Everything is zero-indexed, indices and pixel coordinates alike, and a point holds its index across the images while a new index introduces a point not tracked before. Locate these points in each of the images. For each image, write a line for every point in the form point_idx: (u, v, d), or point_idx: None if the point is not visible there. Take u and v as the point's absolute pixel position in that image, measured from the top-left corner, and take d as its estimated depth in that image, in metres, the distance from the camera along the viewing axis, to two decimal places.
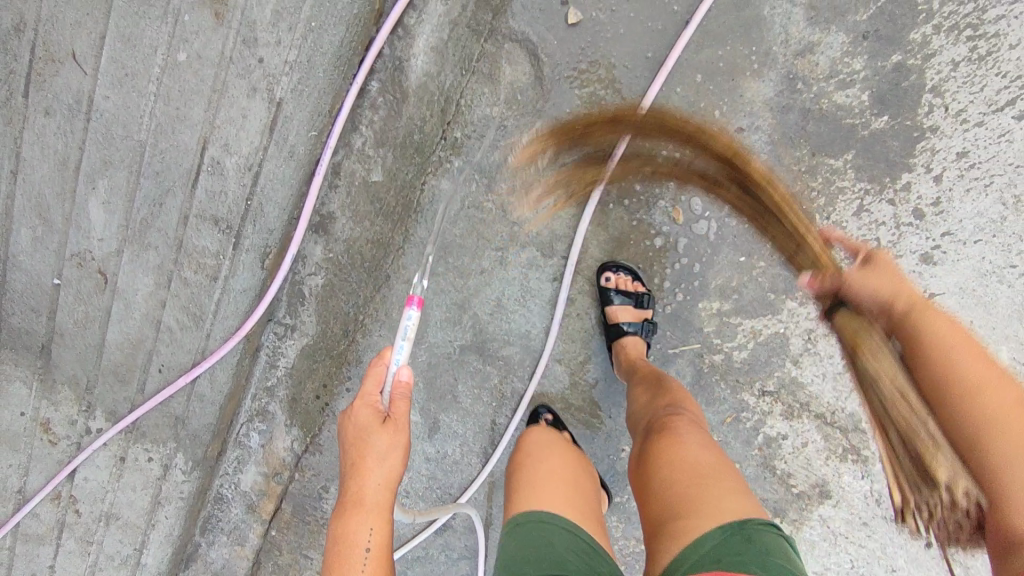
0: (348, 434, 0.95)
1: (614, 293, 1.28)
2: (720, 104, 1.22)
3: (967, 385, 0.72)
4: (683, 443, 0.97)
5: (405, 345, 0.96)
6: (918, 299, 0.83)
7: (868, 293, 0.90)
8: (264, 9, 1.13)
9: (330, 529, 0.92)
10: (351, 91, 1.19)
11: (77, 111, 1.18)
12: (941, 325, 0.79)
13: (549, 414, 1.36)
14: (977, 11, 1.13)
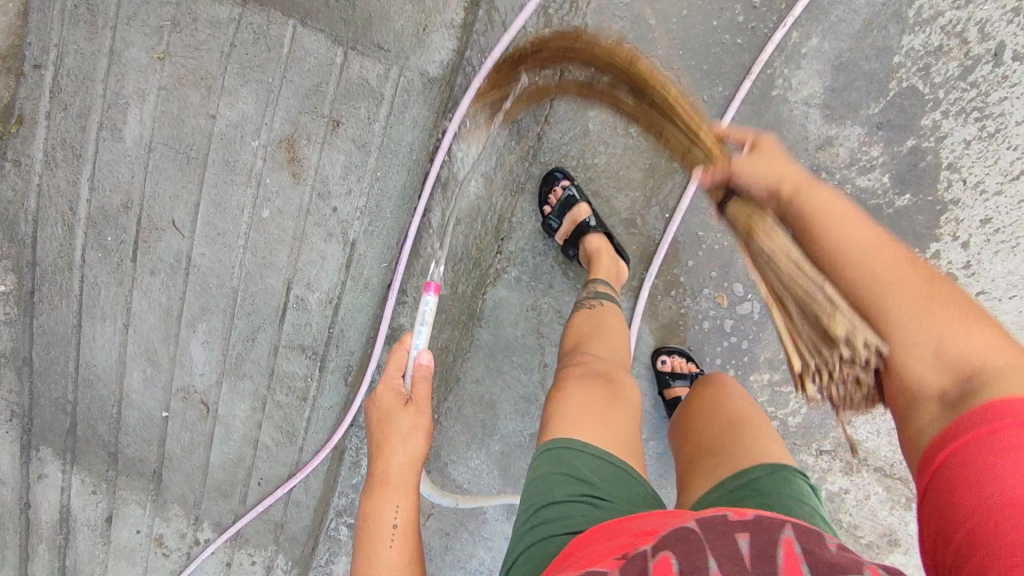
0: (372, 416, 1.04)
1: (671, 377, 1.37)
2: None
3: (860, 254, 0.69)
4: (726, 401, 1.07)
5: (424, 330, 1.05)
6: (800, 179, 0.76)
7: (754, 181, 0.79)
8: (335, 165, 1.24)
9: (358, 509, 0.98)
10: (414, 224, 1.27)
11: (178, 268, 1.33)
12: (823, 205, 0.73)
13: (565, 180, 1.31)
14: (981, 95, 1.21)
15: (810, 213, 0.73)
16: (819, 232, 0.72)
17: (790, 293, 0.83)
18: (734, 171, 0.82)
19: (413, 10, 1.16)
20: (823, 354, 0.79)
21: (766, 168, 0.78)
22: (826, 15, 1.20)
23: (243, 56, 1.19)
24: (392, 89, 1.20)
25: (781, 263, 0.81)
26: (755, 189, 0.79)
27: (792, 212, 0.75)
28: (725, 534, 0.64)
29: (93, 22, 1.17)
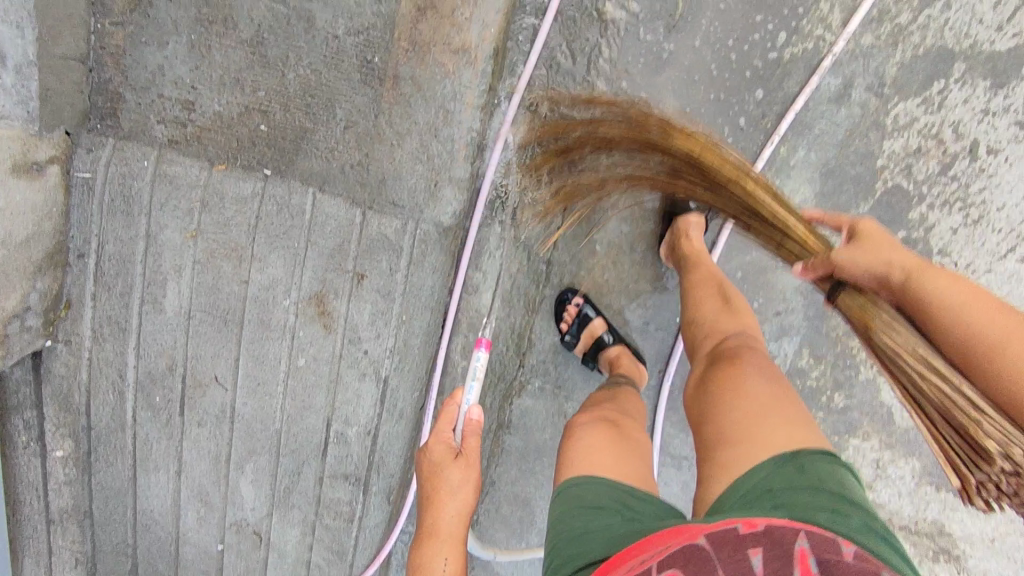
0: (424, 468, 1.11)
1: None
2: (757, 297, 1.37)
3: (988, 347, 0.72)
4: (744, 375, 1.02)
5: (474, 385, 1.13)
6: (909, 261, 0.79)
7: (862, 271, 0.83)
8: (363, 313, 1.32)
9: (411, 559, 1.07)
10: (441, 351, 1.36)
11: (223, 417, 1.41)
12: (947, 287, 0.76)
13: (578, 299, 1.38)
14: (962, 186, 1.26)
15: (937, 301, 0.76)
16: (942, 325, 0.75)
17: (925, 396, 0.81)
18: (838, 265, 0.86)
19: (424, 168, 1.23)
20: (982, 467, 0.75)
21: (873, 265, 0.82)
22: (811, 128, 1.26)
23: (270, 226, 1.27)
24: (410, 241, 1.26)
25: (906, 358, 0.81)
26: (863, 280, 0.84)
27: (913, 301, 0.78)
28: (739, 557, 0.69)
29: (131, 210, 1.27)
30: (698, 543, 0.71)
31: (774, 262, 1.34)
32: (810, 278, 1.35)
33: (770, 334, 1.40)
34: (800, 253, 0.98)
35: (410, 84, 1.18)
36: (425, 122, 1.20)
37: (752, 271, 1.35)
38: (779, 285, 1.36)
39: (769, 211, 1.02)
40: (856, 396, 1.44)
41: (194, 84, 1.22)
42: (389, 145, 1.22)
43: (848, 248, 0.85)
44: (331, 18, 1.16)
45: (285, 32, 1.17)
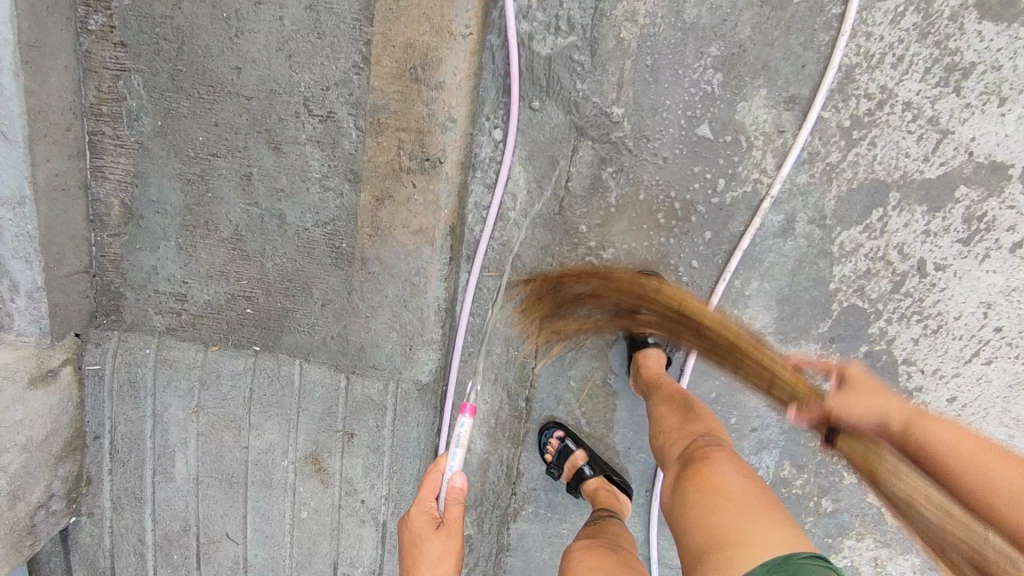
0: (405, 533, 1.09)
1: None
2: (731, 415, 1.37)
3: (964, 458, 0.86)
4: (719, 474, 0.94)
5: (458, 453, 1.06)
6: (910, 412, 0.94)
7: (861, 418, 0.98)
8: (356, 467, 1.39)
9: None
10: None
11: (237, 568, 1.49)
12: (941, 433, 0.91)
13: (559, 432, 1.41)
14: (916, 301, 1.27)
15: (934, 447, 0.90)
16: (926, 442, 0.91)
17: None
18: (834, 412, 1.01)
19: (399, 335, 1.32)
20: None
21: (878, 411, 0.96)
22: (760, 262, 1.29)
23: (262, 397, 1.36)
24: (392, 398, 1.34)
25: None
26: (865, 425, 0.98)
27: (847, 415, 1.00)
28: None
29: (138, 394, 1.38)
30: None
31: (744, 383, 1.35)
32: None
33: (748, 448, 1.39)
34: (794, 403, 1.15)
35: (377, 264, 1.28)
36: (395, 295, 1.29)
37: (724, 392, 1.36)
38: (752, 404, 1.36)
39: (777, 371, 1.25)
40: (843, 500, 1.42)
41: (186, 279, 1.34)
42: (363, 317, 1.31)
43: (843, 398, 1.00)
44: (300, 214, 1.27)
45: (260, 229, 1.29)
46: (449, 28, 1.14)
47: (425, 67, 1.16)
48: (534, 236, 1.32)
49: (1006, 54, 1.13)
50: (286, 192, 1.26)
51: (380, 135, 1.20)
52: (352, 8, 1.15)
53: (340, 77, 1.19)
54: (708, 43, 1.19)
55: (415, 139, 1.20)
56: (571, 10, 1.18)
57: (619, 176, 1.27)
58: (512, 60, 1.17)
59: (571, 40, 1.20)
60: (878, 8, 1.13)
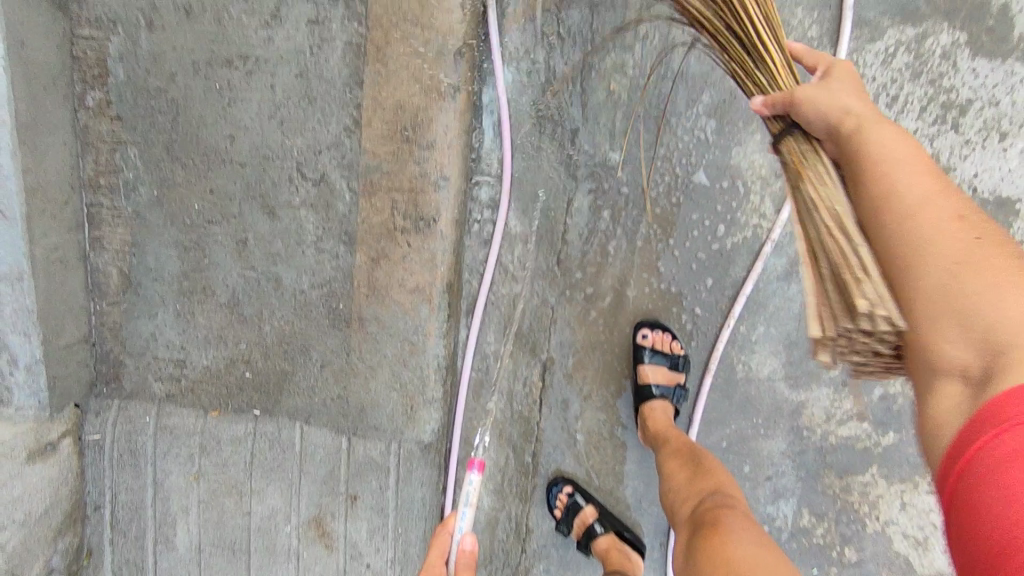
0: None
1: (650, 353, 1.24)
2: (745, 464, 1.32)
3: (896, 162, 0.67)
4: (731, 542, 0.88)
5: (467, 511, 1.04)
6: (865, 115, 0.70)
7: (816, 115, 0.72)
8: (360, 530, 1.34)
9: None
10: None
11: None
12: (891, 145, 0.68)
13: (568, 487, 1.35)
14: None
15: (873, 154, 0.68)
16: (875, 169, 0.68)
17: (820, 247, 0.73)
18: (799, 100, 0.73)
19: (399, 394, 1.29)
20: (842, 319, 0.68)
21: (842, 105, 0.71)
22: (765, 306, 1.25)
23: (263, 461, 1.34)
24: (394, 459, 1.31)
25: (818, 210, 0.73)
26: (813, 124, 0.73)
27: (801, 113, 0.73)
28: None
29: (138, 462, 1.36)
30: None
31: (756, 430, 1.30)
32: (795, 441, 1.30)
33: (765, 498, 1.33)
34: (760, 84, 0.81)
35: (374, 323, 1.26)
36: (394, 354, 1.28)
37: (736, 440, 1.31)
38: (767, 452, 1.31)
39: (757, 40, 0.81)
40: (869, 549, 1.34)
41: (185, 345, 1.33)
42: (362, 377, 1.29)
43: (821, 86, 0.74)
44: (296, 276, 1.27)
45: (257, 293, 1.29)
46: (437, 89, 1.14)
47: (415, 127, 1.16)
48: (532, 288, 1.30)
49: (1002, 90, 1.11)
50: (281, 255, 1.26)
51: (373, 196, 1.20)
52: (341, 73, 1.16)
53: (332, 141, 1.19)
54: (698, 91, 1.18)
55: (409, 198, 1.20)
56: (558, 65, 1.19)
57: (616, 225, 1.25)
58: (504, 121, 1.18)
59: (560, 95, 1.20)
60: (868, 50, 1.11)
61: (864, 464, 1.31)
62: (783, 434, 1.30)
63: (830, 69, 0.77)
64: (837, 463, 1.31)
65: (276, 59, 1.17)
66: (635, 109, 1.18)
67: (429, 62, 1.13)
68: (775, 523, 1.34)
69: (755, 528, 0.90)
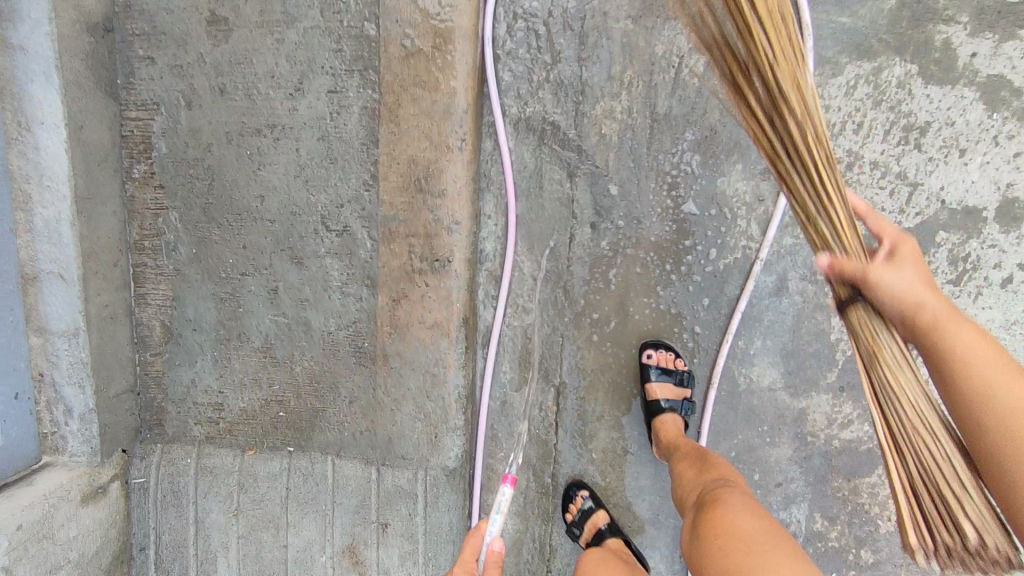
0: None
1: (655, 370, 1.33)
2: (754, 471, 1.39)
3: (970, 360, 0.70)
4: (729, 514, 0.97)
5: (499, 518, 1.05)
6: (942, 308, 0.74)
7: (891, 302, 0.76)
8: (392, 557, 1.41)
9: None
10: None
11: None
12: (968, 343, 0.71)
13: (584, 492, 1.41)
14: None
15: (950, 352, 0.71)
16: (948, 367, 0.71)
17: (899, 438, 0.83)
18: (870, 280, 0.77)
19: (424, 424, 1.37)
20: (945, 534, 0.79)
21: (914, 292, 0.74)
22: (760, 321, 1.34)
23: (299, 495, 1.42)
24: (422, 486, 1.39)
25: (902, 402, 0.82)
26: (888, 311, 0.77)
27: (881, 298, 0.77)
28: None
29: (180, 502, 1.44)
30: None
31: (762, 438, 1.37)
32: (800, 447, 1.37)
33: (776, 504, 1.39)
34: (823, 237, 0.86)
35: (398, 359, 1.36)
36: (417, 387, 1.36)
37: (744, 449, 1.38)
38: (774, 459, 1.38)
39: (813, 185, 0.85)
40: (883, 550, 1.39)
41: (222, 390, 1.43)
42: (389, 410, 1.38)
43: (890, 267, 0.77)
44: (323, 319, 1.37)
45: (288, 336, 1.39)
46: (445, 143, 1.27)
47: (427, 178, 1.28)
48: (542, 318, 1.40)
49: (956, 111, 1.22)
50: (309, 301, 1.37)
51: (392, 242, 1.32)
52: (359, 134, 1.29)
53: (353, 194, 1.32)
54: (682, 128, 1.29)
55: (424, 242, 1.31)
56: (553, 115, 1.31)
57: (615, 254, 1.36)
58: (506, 166, 1.31)
59: (557, 139, 1.32)
60: (832, 83, 1.23)
61: (870, 466, 1.37)
62: (788, 441, 1.37)
63: (897, 244, 0.80)
64: (844, 466, 1.37)
65: (300, 125, 1.30)
66: (625, 149, 1.31)
67: (437, 120, 1.26)
68: (789, 529, 1.40)
69: (752, 503, 1.01)
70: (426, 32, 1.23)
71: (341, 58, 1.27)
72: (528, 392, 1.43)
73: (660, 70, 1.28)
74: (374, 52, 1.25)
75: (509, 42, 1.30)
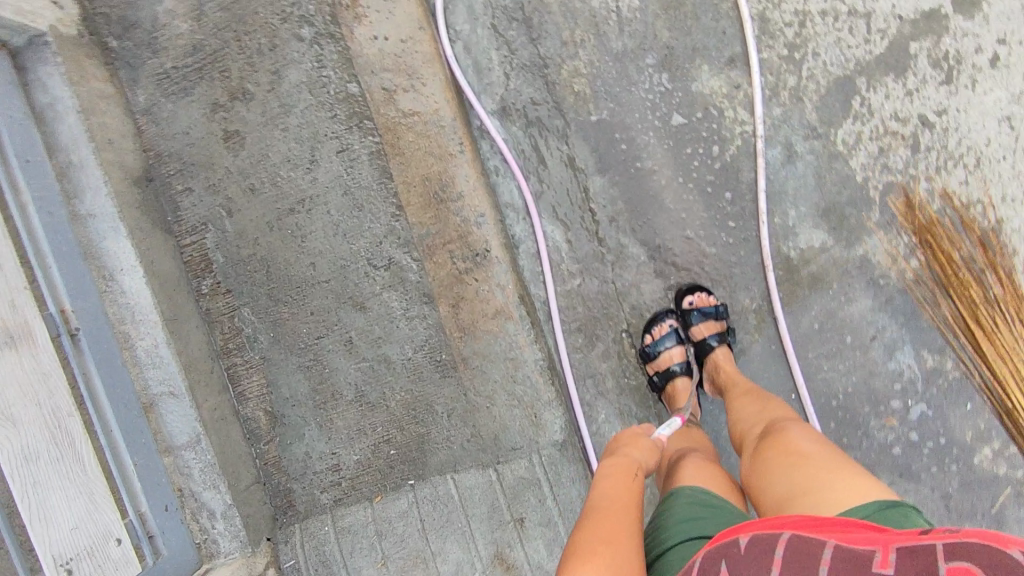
0: (620, 434, 1.11)
1: (699, 313, 1.39)
2: (845, 334, 1.41)
3: None
4: (794, 439, 1.02)
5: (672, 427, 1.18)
6: None
7: None
8: (540, 549, 1.40)
9: (599, 468, 0.98)
10: None
11: None
12: None
13: (674, 319, 1.43)
14: (942, 148, 1.36)
15: None
16: None
17: None
18: None
19: (521, 409, 1.43)
20: None
21: None
22: (785, 193, 1.42)
23: (434, 522, 1.45)
24: (541, 469, 1.42)
25: None
26: None
27: None
28: (809, 555, 0.68)
29: (332, 570, 1.49)
30: (825, 545, 0.69)
31: (837, 299, 1.41)
32: (878, 292, 1.40)
33: (881, 357, 1.40)
34: None
35: (476, 357, 1.44)
36: (502, 377, 1.44)
37: (825, 318, 1.42)
38: (857, 316, 1.40)
39: None
40: None
41: (333, 450, 1.52)
42: (485, 408, 1.44)
43: None
44: (400, 349, 1.48)
45: (375, 377, 1.49)
46: (448, 152, 1.45)
47: (443, 188, 1.45)
48: (590, 275, 1.48)
49: None
50: (383, 337, 1.48)
51: (434, 256, 1.45)
52: (375, 177, 1.47)
53: (387, 229, 1.47)
54: (642, 57, 1.44)
55: (461, 244, 1.45)
56: (528, 100, 1.48)
57: (628, 192, 1.47)
58: (505, 153, 1.47)
59: (541, 114, 1.48)
60: None
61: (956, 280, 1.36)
62: (863, 292, 1.40)
63: None
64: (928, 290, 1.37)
65: (324, 190, 1.48)
66: (601, 101, 1.46)
67: (433, 136, 1.45)
68: (904, 377, 1.40)
69: (807, 428, 1.07)
70: (400, 72, 1.46)
71: (339, 121, 1.47)
72: (606, 347, 1.48)
73: (605, 25, 1.45)
74: (364, 104, 1.47)
75: (471, 56, 1.50)
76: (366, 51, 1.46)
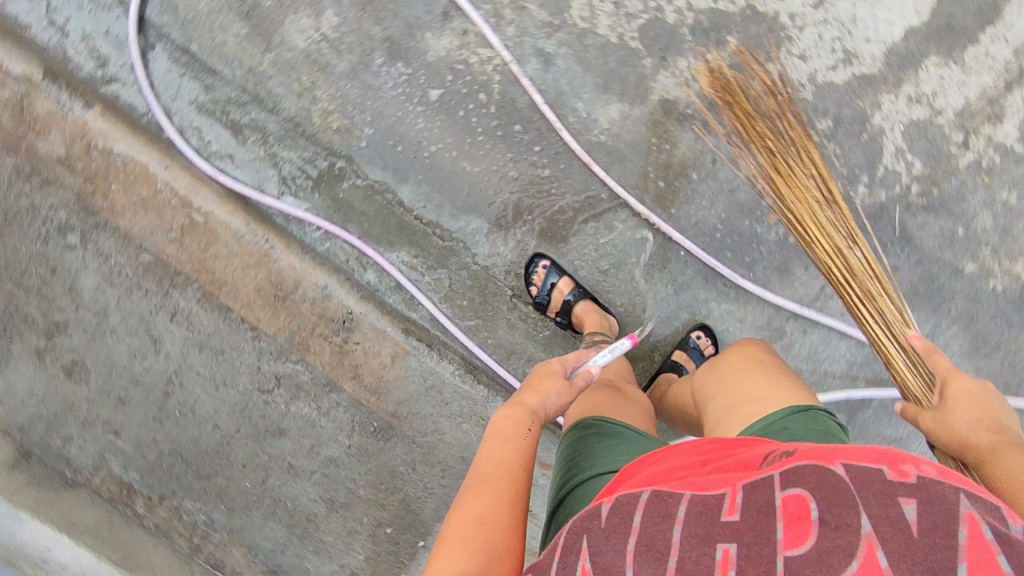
0: (541, 366, 1.11)
1: (694, 345, 1.58)
2: (690, 173, 1.58)
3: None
4: (756, 355, 1.16)
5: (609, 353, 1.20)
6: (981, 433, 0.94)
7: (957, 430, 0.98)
8: None
9: (492, 421, 0.98)
10: None
11: None
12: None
13: (545, 261, 1.57)
14: None
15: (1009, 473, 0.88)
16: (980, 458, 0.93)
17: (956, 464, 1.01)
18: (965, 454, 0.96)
19: (467, 421, 1.51)
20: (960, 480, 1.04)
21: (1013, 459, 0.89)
22: (564, 101, 1.58)
23: None
24: None
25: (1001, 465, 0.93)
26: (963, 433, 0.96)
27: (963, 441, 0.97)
28: (665, 516, 0.67)
29: None
30: (679, 499, 0.68)
31: (663, 151, 1.58)
32: (692, 122, 1.55)
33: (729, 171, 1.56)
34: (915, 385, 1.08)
35: (402, 407, 1.50)
36: (435, 407, 1.50)
37: (666, 171, 1.59)
38: (687, 153, 1.57)
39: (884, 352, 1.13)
40: (830, 105, 1.51)
41: (341, 562, 1.51)
42: (439, 441, 1.50)
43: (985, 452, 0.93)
44: (336, 445, 1.49)
45: (331, 481, 1.49)
46: (262, 254, 1.49)
47: (279, 288, 1.49)
48: (461, 267, 1.61)
49: None
50: (315, 444, 1.49)
51: (310, 347, 1.49)
52: (215, 320, 1.48)
53: (258, 354, 1.48)
54: (371, 60, 1.57)
55: (324, 322, 1.49)
56: (313, 169, 1.58)
57: (447, 187, 1.60)
58: (314, 219, 1.53)
59: (332, 164, 1.59)
60: None
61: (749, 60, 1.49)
62: (682, 130, 1.56)
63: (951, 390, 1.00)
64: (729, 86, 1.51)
65: (180, 361, 1.48)
66: (382, 127, 1.59)
67: (240, 253, 1.49)
68: None
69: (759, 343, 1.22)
70: (176, 221, 1.48)
71: (151, 295, 1.48)
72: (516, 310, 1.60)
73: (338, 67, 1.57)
74: (163, 267, 1.48)
75: (236, 160, 1.56)
76: (135, 222, 1.47)
